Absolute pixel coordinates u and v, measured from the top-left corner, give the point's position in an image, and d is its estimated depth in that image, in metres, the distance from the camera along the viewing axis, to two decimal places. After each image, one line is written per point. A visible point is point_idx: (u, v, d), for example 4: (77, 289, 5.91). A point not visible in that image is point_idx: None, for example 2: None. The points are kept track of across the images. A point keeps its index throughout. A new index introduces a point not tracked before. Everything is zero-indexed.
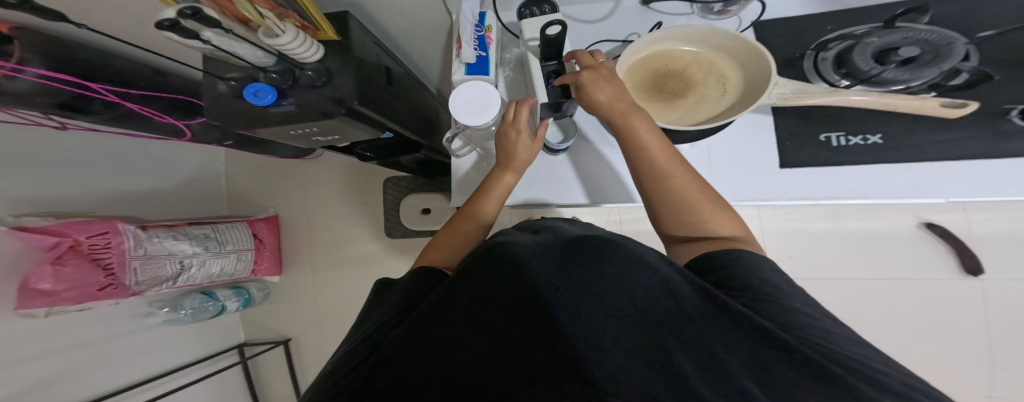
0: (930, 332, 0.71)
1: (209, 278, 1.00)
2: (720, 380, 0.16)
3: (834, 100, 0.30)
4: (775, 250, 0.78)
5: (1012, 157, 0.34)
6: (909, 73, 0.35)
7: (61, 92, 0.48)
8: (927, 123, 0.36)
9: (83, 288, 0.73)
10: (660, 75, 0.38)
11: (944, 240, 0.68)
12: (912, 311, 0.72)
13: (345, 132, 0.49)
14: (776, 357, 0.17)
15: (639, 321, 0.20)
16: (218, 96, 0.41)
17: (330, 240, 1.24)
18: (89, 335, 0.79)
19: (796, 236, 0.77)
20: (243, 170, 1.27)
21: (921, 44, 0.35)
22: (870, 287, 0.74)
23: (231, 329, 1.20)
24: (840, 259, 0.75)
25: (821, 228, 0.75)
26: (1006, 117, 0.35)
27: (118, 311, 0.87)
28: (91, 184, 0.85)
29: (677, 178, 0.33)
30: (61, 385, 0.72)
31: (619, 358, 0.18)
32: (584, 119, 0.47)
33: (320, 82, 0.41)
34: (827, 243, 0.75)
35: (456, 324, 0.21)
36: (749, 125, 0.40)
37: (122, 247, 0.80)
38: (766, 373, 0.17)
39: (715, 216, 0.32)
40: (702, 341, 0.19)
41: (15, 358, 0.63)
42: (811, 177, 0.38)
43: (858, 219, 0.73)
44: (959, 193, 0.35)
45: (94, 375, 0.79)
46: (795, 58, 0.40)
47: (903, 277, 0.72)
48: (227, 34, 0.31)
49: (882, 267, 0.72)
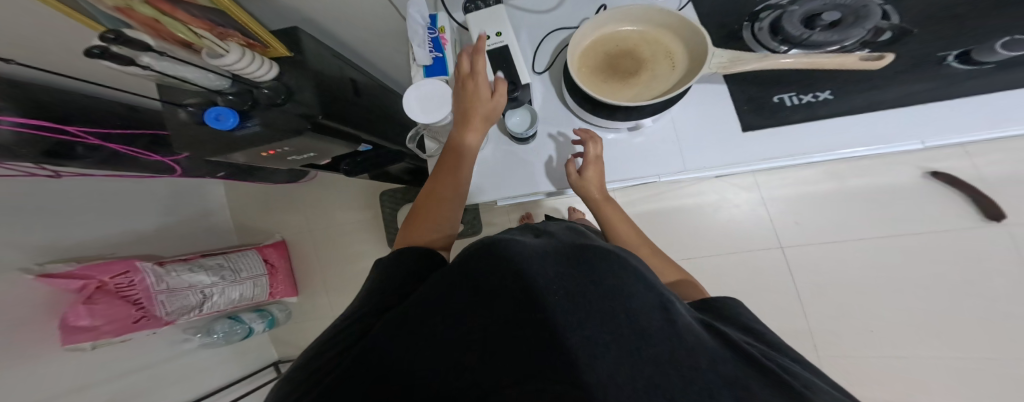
0: (969, 275, 0.80)
1: (231, 303, 1.04)
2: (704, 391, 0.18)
3: (769, 64, 0.28)
4: (779, 215, 0.90)
5: (954, 100, 0.33)
6: (837, 35, 0.33)
7: (28, 137, 0.49)
8: (867, 76, 0.35)
9: (118, 321, 0.78)
10: (612, 56, 0.37)
11: (955, 187, 0.81)
12: (938, 256, 0.82)
13: (319, 149, 0.50)
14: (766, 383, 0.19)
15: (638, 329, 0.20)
16: (180, 123, 0.43)
17: (335, 257, 1.27)
18: (132, 363, 0.84)
19: (798, 199, 0.90)
20: (244, 199, 1.31)
21: (842, 8, 0.34)
22: (887, 243, 0.84)
23: (264, 348, 1.22)
24: (851, 216, 0.86)
25: (823, 188, 0.87)
26: (942, 63, 0.34)
27: (156, 339, 0.92)
28: (106, 226, 0.90)
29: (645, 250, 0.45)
30: None
31: (610, 369, 0.18)
32: (545, 101, 0.45)
33: (279, 100, 0.42)
34: (828, 202, 0.88)
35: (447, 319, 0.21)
36: (706, 94, 0.39)
37: (146, 283, 0.84)
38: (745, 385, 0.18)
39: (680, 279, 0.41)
40: (694, 353, 0.19)
41: (67, 389, 0.69)
42: (773, 138, 0.37)
43: (856, 178, 0.86)
44: (913, 137, 0.34)
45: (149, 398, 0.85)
46: (735, 30, 0.39)
47: (922, 229, 0.83)
48: (166, 59, 0.33)
49: (883, 226, 0.85)
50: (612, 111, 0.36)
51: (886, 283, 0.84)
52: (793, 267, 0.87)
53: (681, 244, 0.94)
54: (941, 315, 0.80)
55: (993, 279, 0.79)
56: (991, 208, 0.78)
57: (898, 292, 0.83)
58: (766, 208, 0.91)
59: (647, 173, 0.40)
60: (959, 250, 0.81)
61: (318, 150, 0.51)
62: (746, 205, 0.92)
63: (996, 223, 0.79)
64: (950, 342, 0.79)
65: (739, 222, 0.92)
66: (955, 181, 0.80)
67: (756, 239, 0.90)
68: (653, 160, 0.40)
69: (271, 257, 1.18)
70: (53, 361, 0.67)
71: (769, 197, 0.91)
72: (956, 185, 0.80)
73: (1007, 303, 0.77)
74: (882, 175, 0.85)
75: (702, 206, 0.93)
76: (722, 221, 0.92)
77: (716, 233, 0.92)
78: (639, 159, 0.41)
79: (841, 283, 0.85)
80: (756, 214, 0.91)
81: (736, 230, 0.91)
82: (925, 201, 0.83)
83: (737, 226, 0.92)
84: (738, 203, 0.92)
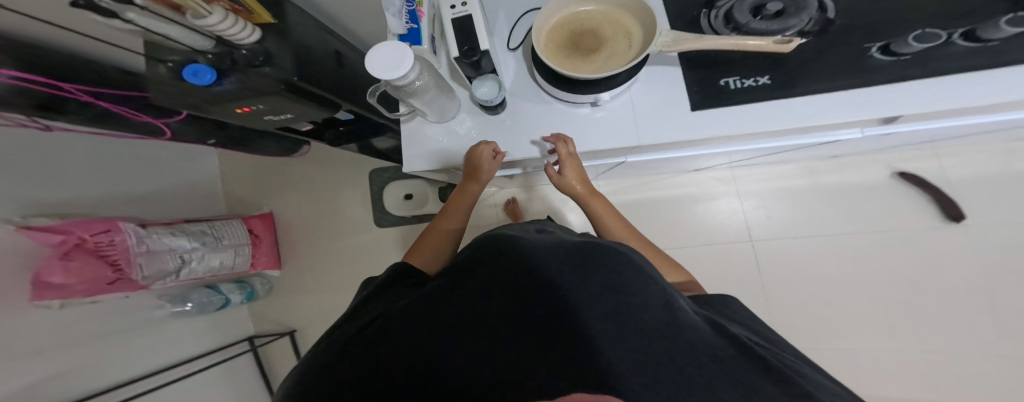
0: (932, 274, 0.82)
1: (210, 271, 1.04)
2: (700, 363, 0.21)
3: (705, 46, 0.28)
4: (754, 210, 0.91)
5: (904, 82, 0.33)
6: (780, 24, 0.34)
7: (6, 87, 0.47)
8: (857, 56, 0.35)
9: (91, 282, 0.77)
10: (575, 34, 0.36)
11: (920, 187, 0.83)
12: (907, 257, 0.83)
13: (297, 111, 0.49)
14: (756, 363, 0.22)
15: (645, 319, 0.23)
16: (160, 78, 0.42)
17: (323, 231, 1.27)
18: (104, 327, 0.83)
19: (773, 194, 0.90)
20: (235, 170, 1.31)
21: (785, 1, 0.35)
22: (858, 242, 0.86)
23: (239, 324, 1.24)
24: (822, 214, 0.88)
25: (796, 184, 0.89)
26: (866, 54, 0.35)
27: (127, 305, 0.91)
28: (96, 185, 0.89)
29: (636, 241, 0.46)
30: (93, 370, 0.78)
31: (628, 348, 0.21)
32: (512, 74, 0.44)
33: (257, 61, 0.40)
34: (800, 197, 0.89)
35: (478, 306, 0.24)
36: (660, 75, 0.39)
37: (125, 244, 0.83)
38: (737, 363, 0.22)
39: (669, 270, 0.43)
40: (692, 334, 0.23)
41: (40, 346, 0.67)
42: (737, 114, 0.36)
43: (829, 175, 0.88)
44: (863, 114, 0.33)
45: (121, 361, 0.85)
46: (694, 17, 0.40)
47: (893, 228, 0.84)
48: (149, 15, 0.32)
49: (854, 224, 0.86)
50: (573, 85, 0.35)
51: (855, 281, 0.85)
52: (766, 263, 0.88)
53: (658, 234, 0.93)
54: (900, 313, 0.82)
55: (953, 280, 0.81)
56: (949, 207, 0.81)
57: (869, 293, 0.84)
58: (742, 203, 0.92)
59: (608, 145, 0.40)
60: (924, 252, 0.83)
61: (297, 111, 0.49)
62: (724, 199, 0.92)
63: (955, 224, 0.82)
64: (906, 341, 0.81)
65: (717, 214, 0.93)
66: (921, 182, 0.82)
67: (731, 233, 0.92)
68: (610, 135, 0.40)
69: (256, 228, 1.19)
70: (26, 315, 0.65)
71: (745, 191, 0.92)
72: (922, 186, 0.82)
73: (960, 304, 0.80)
74: (856, 173, 0.86)
75: (681, 198, 0.94)
76: (700, 213, 0.93)
77: (694, 227, 0.93)
78: (598, 132, 0.40)
79: (806, 279, 0.87)
80: (733, 209, 0.92)
81: (714, 224, 0.92)
82: (896, 200, 0.84)
83: (715, 220, 0.92)
84: (718, 197, 0.93)
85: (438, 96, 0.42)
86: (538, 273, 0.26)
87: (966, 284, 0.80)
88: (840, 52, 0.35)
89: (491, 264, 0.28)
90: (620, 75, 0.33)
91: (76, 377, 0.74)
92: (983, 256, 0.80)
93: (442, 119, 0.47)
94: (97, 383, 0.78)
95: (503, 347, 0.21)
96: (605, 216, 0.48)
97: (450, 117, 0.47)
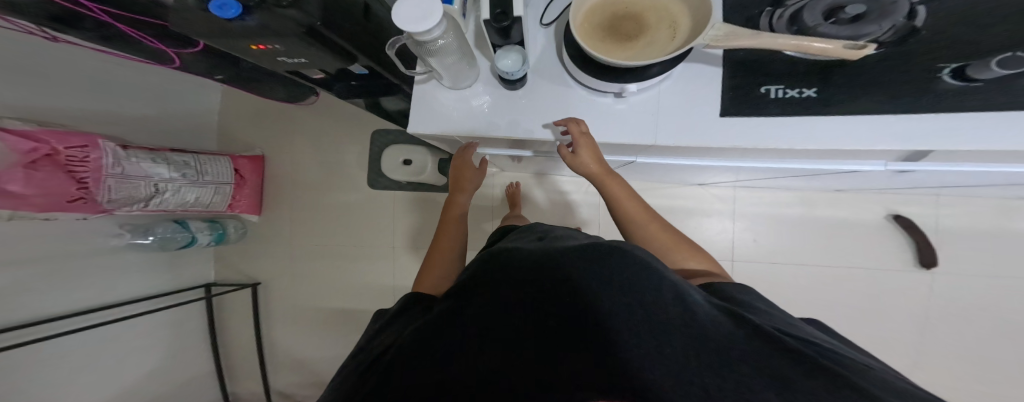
0: (889, 314, 0.87)
1: (182, 205, 1.00)
2: (724, 363, 0.21)
3: (758, 43, 0.27)
4: (743, 232, 0.93)
5: (934, 114, 0.30)
6: (851, 32, 0.30)
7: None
8: (911, 81, 0.31)
9: (53, 196, 0.72)
10: (616, 17, 0.35)
11: (908, 232, 0.85)
12: (870, 295, 0.88)
13: (311, 56, 0.48)
14: (789, 365, 0.21)
15: (661, 322, 0.23)
16: (186, 8, 0.39)
17: (314, 186, 1.24)
18: (50, 250, 0.79)
19: (765, 219, 0.92)
20: (234, 107, 1.27)
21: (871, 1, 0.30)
22: (830, 274, 0.89)
23: (201, 267, 1.22)
24: (804, 243, 0.90)
25: (791, 212, 0.90)
26: (935, 78, 0.30)
27: (80, 228, 0.86)
28: (79, 98, 0.84)
29: (654, 224, 0.45)
30: (24, 294, 0.73)
31: (651, 362, 0.22)
32: (536, 49, 0.43)
33: (286, 3, 0.38)
34: (789, 225, 0.91)
35: (496, 332, 0.25)
36: (693, 73, 0.37)
37: (99, 163, 0.79)
38: (767, 358, 0.21)
39: (687, 253, 0.43)
40: (714, 334, 0.23)
41: None
42: (755, 127, 0.35)
43: (824, 209, 0.89)
44: (879, 145, 0.32)
45: (59, 289, 0.81)
46: (752, 15, 0.36)
47: (868, 266, 0.88)
48: None
49: (831, 258, 0.89)
50: (604, 70, 0.35)
51: (817, 312, 0.89)
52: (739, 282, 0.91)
53: None
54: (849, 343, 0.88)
55: (905, 323, 0.86)
56: (925, 253, 0.83)
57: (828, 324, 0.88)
58: (733, 223, 0.93)
59: (613, 138, 0.40)
60: (887, 293, 0.87)
61: (312, 59, 0.49)
62: (717, 215, 0.94)
63: (925, 270, 0.85)
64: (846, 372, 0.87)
65: (706, 231, 0.94)
66: (912, 227, 0.84)
67: (716, 251, 0.93)
68: (627, 129, 0.39)
69: (243, 169, 1.15)
70: None
71: (739, 211, 0.93)
72: (909, 230, 0.84)
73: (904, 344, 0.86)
74: (848, 210, 0.88)
75: (675, 209, 0.94)
76: (689, 226, 0.94)
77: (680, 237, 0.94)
78: (618, 124, 0.39)
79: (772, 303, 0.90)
80: (723, 226, 0.94)
81: (701, 236, 0.94)
82: (880, 242, 0.87)
83: (703, 235, 0.94)
84: (711, 213, 0.94)
85: (460, 65, 0.41)
86: (550, 286, 0.26)
87: (916, 328, 0.85)
88: (903, 70, 0.31)
89: (502, 280, 0.28)
90: (656, 66, 0.33)
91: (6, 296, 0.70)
92: (940, 304, 0.84)
93: (457, 87, 0.45)
94: (31, 306, 0.75)
95: (530, 379, 0.22)
96: (621, 198, 0.46)
97: (465, 85, 0.45)
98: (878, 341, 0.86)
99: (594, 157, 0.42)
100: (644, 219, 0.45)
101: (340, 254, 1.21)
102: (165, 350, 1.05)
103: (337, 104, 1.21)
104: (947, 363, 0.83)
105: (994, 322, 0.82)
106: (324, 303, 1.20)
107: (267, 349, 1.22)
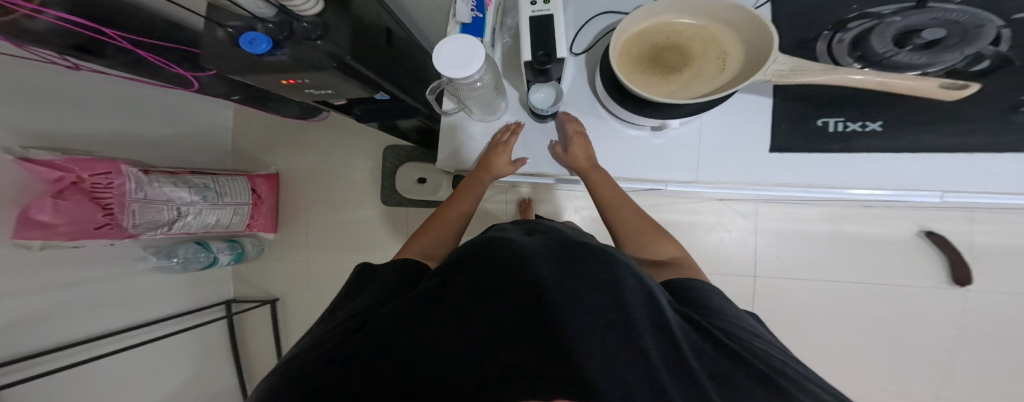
0: (916, 328, 0.85)
1: (204, 227, 1.01)
2: (678, 365, 0.22)
3: (830, 79, 0.26)
4: (765, 247, 0.92)
5: (997, 155, 0.30)
6: (929, 58, 0.30)
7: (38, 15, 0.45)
8: (980, 115, 0.30)
9: (80, 224, 0.73)
10: (659, 49, 0.35)
11: (940, 247, 0.83)
12: (896, 309, 0.86)
13: (339, 89, 0.48)
14: (736, 373, 0.23)
15: (621, 319, 0.24)
16: (218, 43, 0.41)
17: (328, 203, 1.25)
18: (82, 275, 0.80)
19: (788, 234, 0.91)
20: (249, 127, 1.28)
21: (949, 25, 0.29)
22: (855, 290, 0.88)
23: (221, 284, 1.23)
24: (827, 258, 0.89)
25: (814, 228, 0.89)
26: (1018, 110, 0.29)
27: (112, 252, 0.87)
28: (101, 125, 0.86)
29: (634, 214, 0.45)
30: (61, 319, 0.75)
31: (603, 354, 0.22)
32: (572, 81, 0.42)
33: (314, 36, 0.39)
34: (813, 240, 0.90)
35: (458, 312, 0.25)
36: (741, 104, 0.37)
37: (123, 189, 0.80)
38: (723, 374, 0.23)
39: (665, 243, 0.43)
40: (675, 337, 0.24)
41: (12, 289, 0.64)
42: (804, 161, 0.35)
43: (850, 224, 0.88)
44: (927, 184, 0.33)
45: (95, 313, 0.82)
46: (808, 39, 0.35)
47: (897, 281, 0.86)
48: None
49: (856, 272, 0.88)
50: (642, 105, 0.34)
51: (839, 326, 0.89)
52: (761, 298, 0.90)
53: None
54: (873, 354, 0.87)
55: (933, 337, 0.84)
56: (957, 270, 0.81)
57: (853, 339, 0.87)
58: (754, 238, 0.93)
59: (654, 175, 0.40)
60: (916, 305, 0.85)
61: (338, 90, 0.48)
62: (738, 232, 0.93)
63: (957, 287, 0.83)
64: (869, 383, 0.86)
65: (726, 246, 0.93)
66: (945, 243, 0.82)
67: (736, 266, 0.92)
68: (670, 163, 0.39)
69: (261, 188, 1.16)
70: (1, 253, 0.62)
71: (761, 227, 0.93)
72: (943, 246, 0.82)
73: (928, 360, 0.84)
74: (875, 225, 0.87)
75: (695, 225, 0.94)
76: (710, 242, 0.94)
77: (701, 253, 0.94)
78: (657, 159, 0.39)
79: (791, 316, 0.90)
80: (744, 241, 0.93)
81: (722, 252, 0.93)
82: (909, 256, 0.86)
83: (723, 251, 0.93)
84: (732, 229, 0.94)
85: (495, 101, 0.41)
86: (518, 275, 0.28)
87: (945, 343, 0.84)
88: (991, 100, 0.30)
89: (477, 267, 0.29)
90: (689, 105, 0.32)
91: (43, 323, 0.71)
92: (968, 319, 0.83)
93: (486, 120, 0.45)
94: (68, 333, 0.76)
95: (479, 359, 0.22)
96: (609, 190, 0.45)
97: (495, 118, 0.45)
98: (901, 355, 0.86)
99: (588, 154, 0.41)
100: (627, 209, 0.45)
101: (355, 273, 1.21)
102: (190, 369, 1.06)
103: (351, 122, 1.21)
104: (973, 378, 0.82)
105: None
106: None
107: None
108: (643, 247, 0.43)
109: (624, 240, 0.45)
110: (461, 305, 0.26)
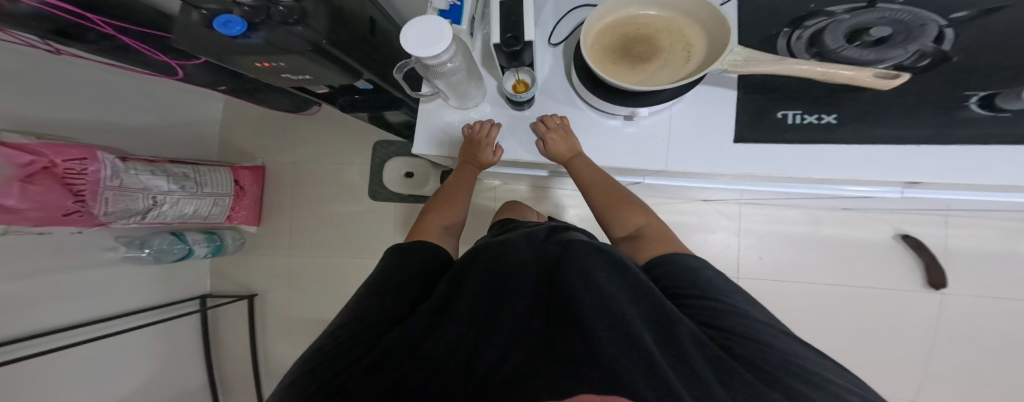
0: (894, 332, 0.86)
1: (181, 217, 0.98)
2: (679, 365, 0.22)
3: (781, 69, 0.27)
4: (748, 249, 0.93)
5: (950, 145, 0.32)
6: (876, 55, 0.30)
7: None
8: (934, 108, 0.32)
9: (49, 210, 0.67)
10: (629, 39, 0.35)
11: (915, 251, 0.85)
12: (874, 312, 0.87)
13: (316, 75, 0.46)
14: (736, 366, 0.21)
15: (624, 320, 0.24)
16: (190, 24, 0.37)
17: (313, 196, 1.23)
18: (48, 264, 0.76)
19: (770, 237, 0.92)
20: (235, 119, 1.26)
21: (895, 24, 0.30)
22: (835, 293, 0.89)
23: (196, 279, 1.19)
24: (809, 262, 0.90)
25: (795, 231, 0.90)
26: (963, 104, 0.31)
27: (78, 241, 0.83)
28: (84, 111, 0.83)
29: (609, 189, 0.40)
30: (23, 309, 0.71)
31: (610, 353, 0.21)
32: (546, 71, 0.43)
33: (292, 20, 0.36)
34: (795, 244, 0.91)
35: (464, 314, 0.25)
36: (705, 96, 0.38)
37: (98, 176, 0.75)
38: (727, 370, 0.21)
39: (639, 216, 0.39)
40: (677, 336, 0.23)
41: None
42: (762, 153, 0.36)
43: (830, 227, 0.90)
44: (883, 176, 0.34)
45: (61, 303, 0.79)
46: (771, 35, 0.36)
47: (874, 285, 0.87)
48: None
49: (836, 276, 0.89)
50: (612, 92, 0.35)
51: (821, 329, 0.89)
52: None
53: None
54: (855, 358, 0.87)
55: (911, 340, 0.85)
56: (933, 274, 0.83)
57: (834, 343, 0.88)
58: (738, 240, 0.94)
59: (629, 165, 0.40)
60: (894, 308, 0.86)
61: (316, 76, 0.47)
62: (722, 233, 0.94)
63: (934, 291, 0.85)
64: None
65: (709, 247, 0.94)
66: (920, 247, 0.84)
67: (720, 267, 0.93)
68: (637, 152, 0.39)
69: (244, 180, 1.14)
70: None
71: (745, 228, 0.94)
72: (920, 251, 0.84)
73: (905, 364, 0.85)
74: (856, 230, 0.89)
75: (679, 225, 0.94)
76: (695, 242, 0.94)
77: None
78: (628, 149, 0.40)
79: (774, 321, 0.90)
80: (728, 242, 0.94)
81: (706, 254, 0.94)
82: (886, 259, 0.87)
83: (707, 251, 0.94)
84: (715, 229, 0.94)
85: (470, 87, 0.40)
86: (523, 283, 0.28)
87: (921, 346, 0.85)
88: (940, 96, 0.32)
89: (483, 270, 0.30)
90: (663, 92, 0.33)
91: (5, 311, 0.67)
92: (943, 321, 0.84)
93: (463, 108, 0.45)
94: (30, 323, 0.72)
95: (488, 360, 0.22)
96: (583, 168, 0.41)
97: (471, 107, 0.45)
98: (879, 358, 0.86)
99: (566, 142, 0.40)
100: (603, 186, 0.40)
101: (340, 267, 1.19)
102: (156, 366, 1.01)
103: (339, 115, 1.20)
104: (946, 379, 0.83)
105: (998, 344, 0.82)
106: (322, 316, 1.18)
107: (259, 365, 1.18)
108: (618, 226, 0.40)
109: (598, 213, 0.42)
110: (466, 308, 0.26)
